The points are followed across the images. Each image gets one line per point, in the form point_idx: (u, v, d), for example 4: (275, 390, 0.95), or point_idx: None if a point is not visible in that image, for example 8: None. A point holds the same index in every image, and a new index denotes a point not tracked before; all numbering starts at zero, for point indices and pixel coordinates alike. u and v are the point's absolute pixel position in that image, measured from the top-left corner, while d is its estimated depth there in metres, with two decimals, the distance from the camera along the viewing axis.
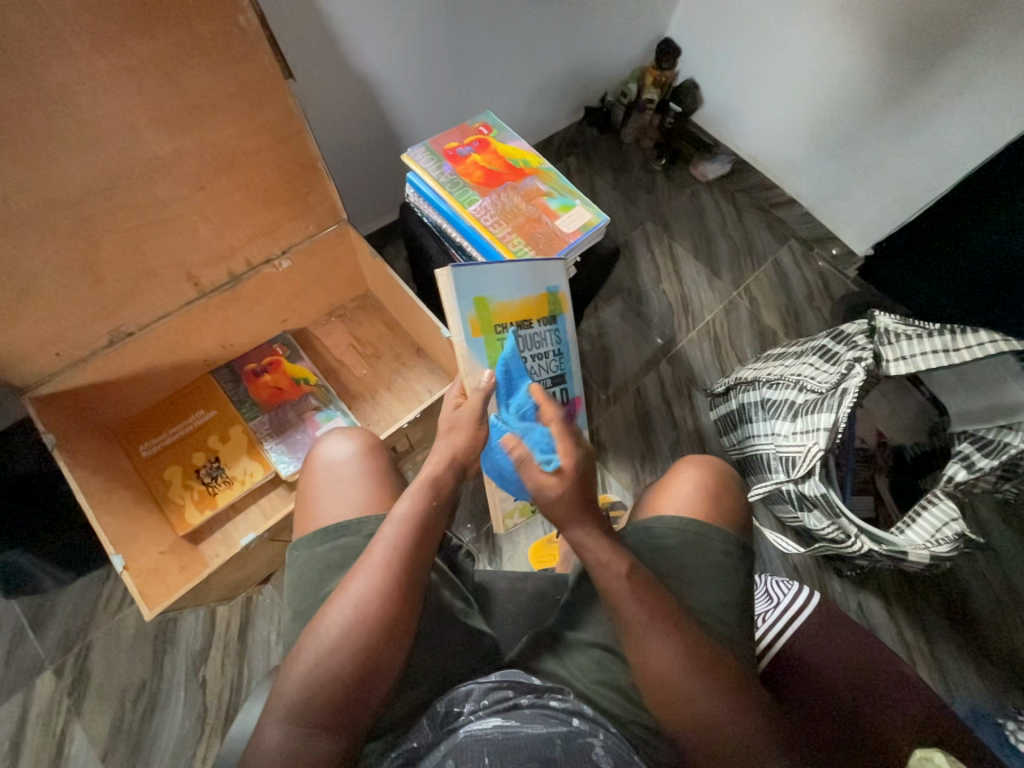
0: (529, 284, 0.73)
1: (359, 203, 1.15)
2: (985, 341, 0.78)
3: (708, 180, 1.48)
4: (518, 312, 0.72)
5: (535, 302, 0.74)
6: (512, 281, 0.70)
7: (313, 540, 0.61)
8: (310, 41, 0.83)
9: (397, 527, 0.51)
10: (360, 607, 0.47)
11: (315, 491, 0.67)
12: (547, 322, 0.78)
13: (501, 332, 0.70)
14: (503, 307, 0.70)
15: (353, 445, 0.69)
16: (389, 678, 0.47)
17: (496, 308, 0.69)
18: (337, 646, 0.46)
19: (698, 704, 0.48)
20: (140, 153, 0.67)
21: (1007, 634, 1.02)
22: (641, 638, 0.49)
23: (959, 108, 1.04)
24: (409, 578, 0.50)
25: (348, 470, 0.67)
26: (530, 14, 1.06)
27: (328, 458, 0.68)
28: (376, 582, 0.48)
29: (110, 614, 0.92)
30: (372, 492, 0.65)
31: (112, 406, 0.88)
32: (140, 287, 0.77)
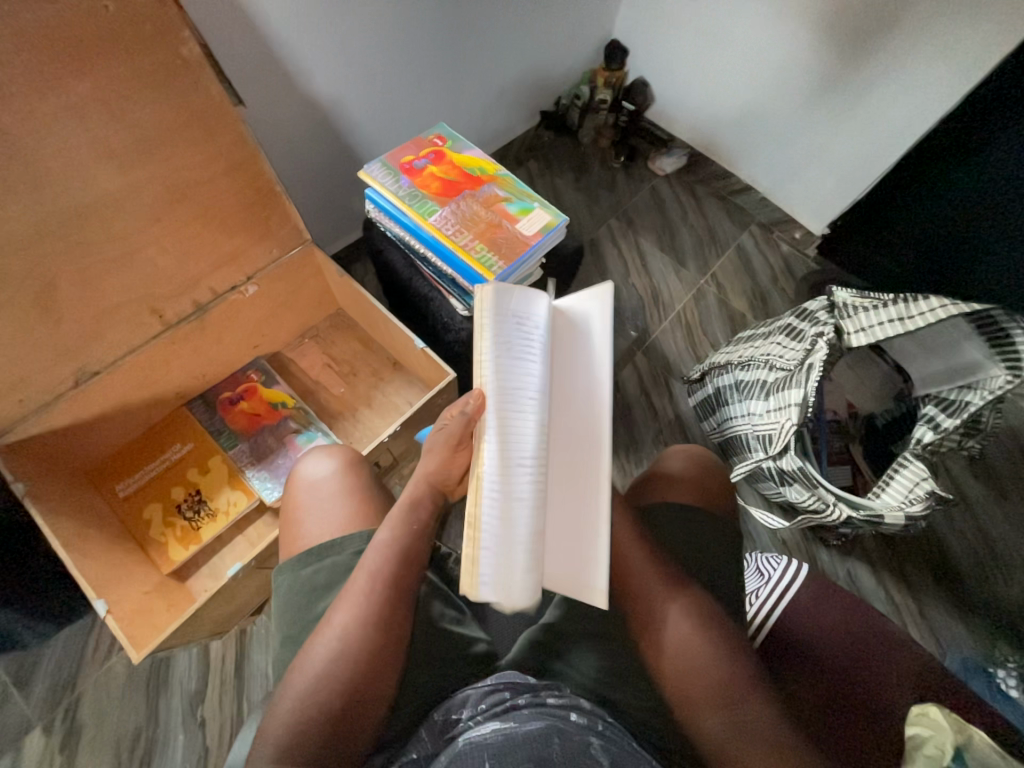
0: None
1: (323, 222, 1.15)
2: (937, 307, 0.80)
3: (666, 174, 1.52)
4: None
5: None
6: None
7: (298, 563, 0.61)
8: (258, 66, 0.83)
9: (380, 553, 0.52)
10: (346, 634, 0.48)
11: (298, 513, 0.67)
12: None
13: None
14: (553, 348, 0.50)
15: (332, 463, 0.70)
16: (380, 702, 0.47)
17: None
18: (326, 674, 0.46)
19: (682, 631, 0.53)
20: (90, 190, 0.66)
21: (988, 585, 1.06)
22: (627, 571, 0.57)
23: (892, 89, 1.09)
24: (395, 601, 0.50)
25: (329, 488, 0.67)
26: (476, 25, 1.08)
27: (308, 478, 0.69)
28: (360, 608, 0.49)
29: (99, 662, 0.89)
30: (355, 507, 0.65)
31: (83, 448, 0.86)
32: (102, 325, 0.76)
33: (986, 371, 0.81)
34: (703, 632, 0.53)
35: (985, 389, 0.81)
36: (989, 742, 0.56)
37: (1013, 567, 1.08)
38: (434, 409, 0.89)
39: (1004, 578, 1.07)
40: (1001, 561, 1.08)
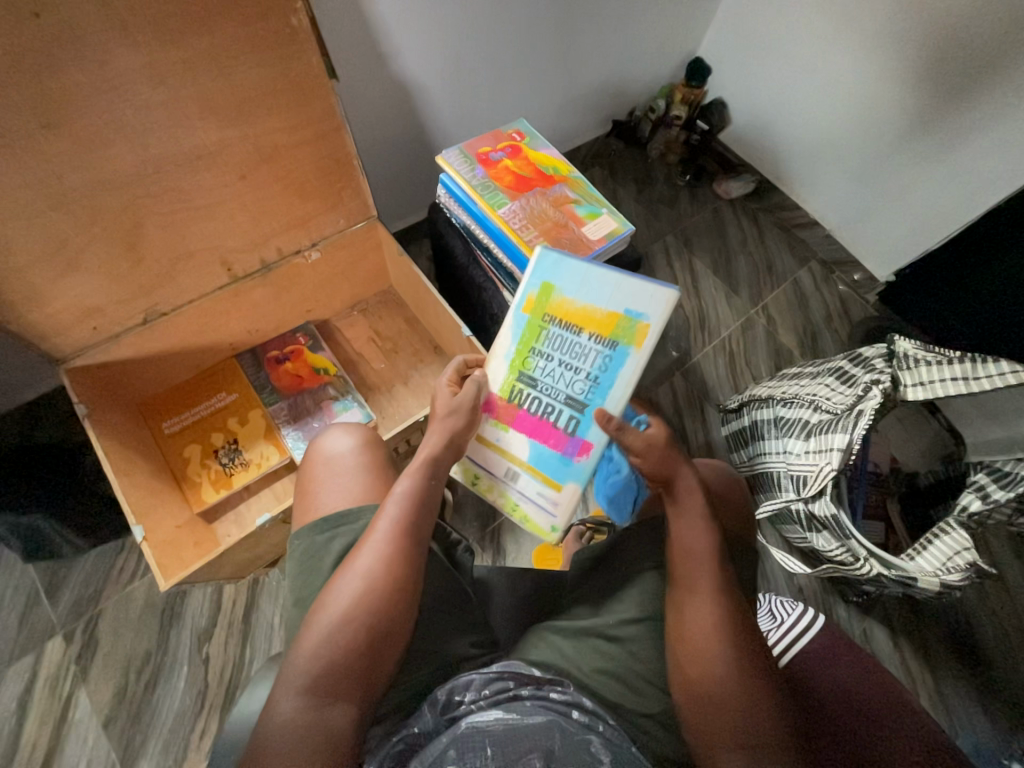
0: (606, 298, 0.64)
1: (389, 201, 1.18)
2: (1006, 372, 0.77)
3: (731, 198, 1.50)
4: (580, 315, 0.65)
5: (606, 318, 0.65)
6: (594, 287, 0.65)
7: (314, 528, 0.62)
8: (355, 42, 0.86)
9: (399, 502, 0.56)
10: (368, 574, 0.51)
11: (314, 483, 0.68)
12: (608, 345, 0.65)
13: (547, 320, 0.66)
14: (567, 302, 0.65)
15: (352, 438, 0.72)
16: (396, 649, 0.50)
17: (559, 301, 0.65)
18: (350, 613, 0.49)
19: (732, 675, 0.49)
20: (188, 141, 0.70)
21: (1015, 673, 1.00)
22: (693, 594, 0.53)
23: (987, 141, 1.04)
24: (414, 547, 0.54)
25: (346, 463, 0.69)
26: (565, 27, 1.09)
27: (326, 451, 0.71)
28: (382, 552, 0.52)
29: (122, 584, 0.94)
30: (373, 484, 0.67)
31: (139, 382, 0.91)
32: (176, 269, 0.80)
33: None
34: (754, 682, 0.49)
35: None
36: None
37: None
38: None
39: None
40: None
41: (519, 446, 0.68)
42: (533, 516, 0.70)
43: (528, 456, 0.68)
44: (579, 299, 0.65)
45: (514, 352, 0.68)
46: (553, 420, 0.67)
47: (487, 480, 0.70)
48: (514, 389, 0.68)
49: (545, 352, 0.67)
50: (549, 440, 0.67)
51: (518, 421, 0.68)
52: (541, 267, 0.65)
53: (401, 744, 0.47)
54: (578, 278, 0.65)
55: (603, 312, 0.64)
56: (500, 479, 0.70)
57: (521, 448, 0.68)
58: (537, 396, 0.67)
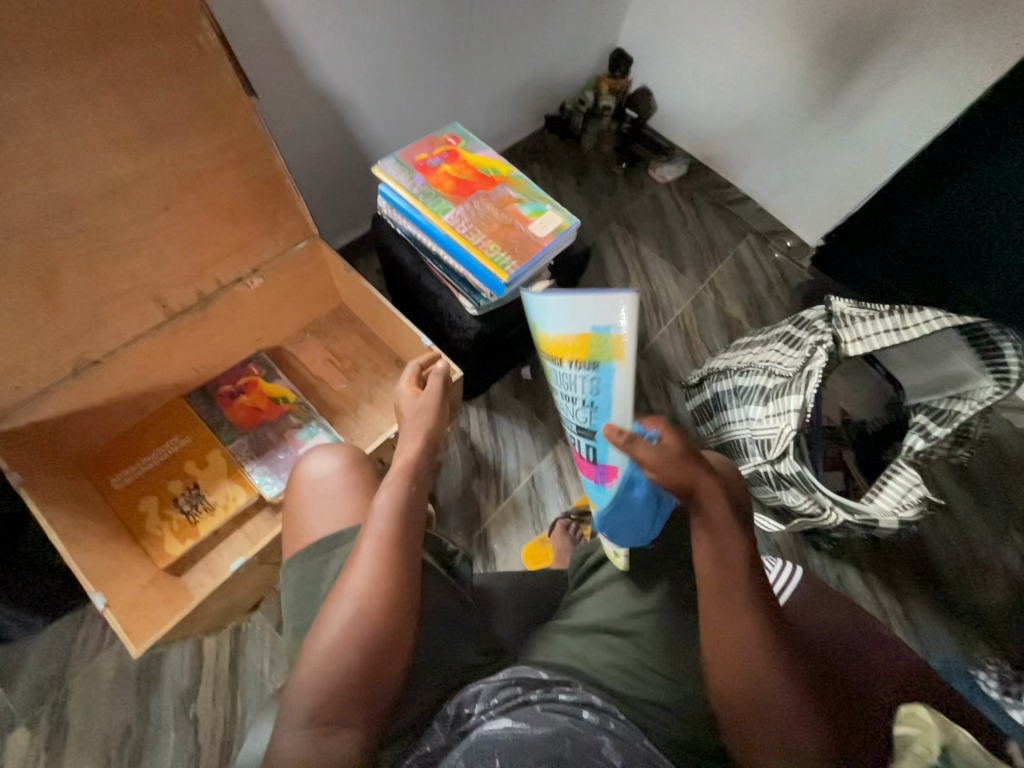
0: (564, 313, 0.44)
1: (329, 217, 1.14)
2: (931, 319, 0.83)
3: (667, 181, 1.55)
4: (551, 344, 0.46)
5: (573, 338, 0.44)
6: (558, 303, 0.44)
7: (306, 554, 0.61)
8: (270, 56, 0.82)
9: (382, 516, 0.54)
10: (358, 595, 0.50)
11: (303, 507, 0.66)
12: (589, 368, 0.45)
13: None
14: (539, 333, 0.47)
15: (337, 458, 0.70)
16: (398, 664, 0.50)
17: (543, 337, 0.47)
18: (346, 635, 0.49)
19: (764, 688, 0.49)
20: (99, 174, 0.65)
21: (970, 590, 1.10)
22: (731, 620, 0.50)
23: (888, 106, 1.13)
24: (405, 559, 0.53)
25: (334, 484, 0.67)
26: (486, 26, 1.09)
27: (313, 475, 0.68)
28: (372, 568, 0.51)
29: (87, 658, 0.87)
30: (362, 502, 0.66)
31: (78, 439, 0.84)
32: (105, 311, 0.75)
33: (975, 382, 0.86)
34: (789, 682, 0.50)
35: (974, 400, 0.85)
36: (972, 741, 0.59)
37: (993, 572, 1.11)
38: None
39: (985, 583, 1.10)
40: (982, 566, 1.12)
41: None
42: (605, 539, 0.62)
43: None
44: (553, 319, 0.47)
45: None
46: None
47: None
48: None
49: (523, 386, 0.57)
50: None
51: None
52: (504, 311, 0.61)
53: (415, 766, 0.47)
54: (542, 300, 0.45)
55: (567, 329, 0.44)
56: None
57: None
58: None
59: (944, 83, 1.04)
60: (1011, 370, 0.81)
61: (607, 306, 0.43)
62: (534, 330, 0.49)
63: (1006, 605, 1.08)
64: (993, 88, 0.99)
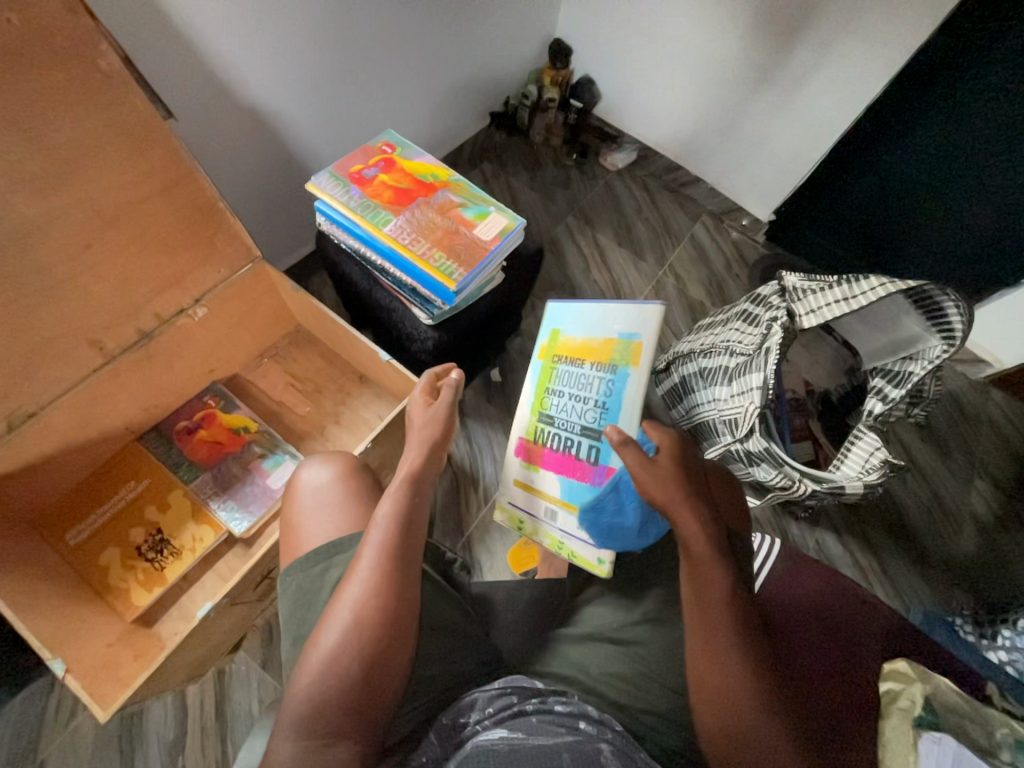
0: (598, 327, 0.70)
1: (274, 236, 1.11)
2: (876, 286, 0.85)
3: (619, 169, 1.55)
4: (580, 348, 0.71)
5: (602, 344, 0.69)
6: (591, 321, 0.72)
7: (305, 562, 0.60)
8: (187, 75, 0.78)
9: (382, 524, 0.54)
10: (356, 604, 0.49)
11: (297, 519, 0.65)
12: (608, 368, 0.68)
13: (557, 361, 0.73)
14: (570, 339, 0.73)
15: (335, 470, 0.68)
16: (394, 679, 0.48)
17: (567, 341, 0.73)
18: (342, 648, 0.47)
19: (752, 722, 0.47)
20: (7, 218, 0.61)
21: (942, 541, 1.14)
22: (721, 683, 0.48)
23: (822, 78, 1.14)
24: (402, 569, 0.52)
25: (331, 495, 0.66)
26: (416, 28, 1.06)
27: (310, 486, 0.67)
28: (369, 578, 0.51)
29: (63, 724, 0.83)
30: (360, 514, 0.64)
31: (21, 497, 0.79)
32: (35, 362, 0.70)
33: (925, 342, 0.89)
34: (788, 748, 0.47)
35: (926, 359, 0.87)
36: (952, 687, 0.63)
37: (961, 521, 1.16)
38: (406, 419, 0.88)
39: (956, 533, 1.15)
40: (950, 516, 1.17)
41: (551, 484, 0.68)
42: (579, 552, 0.65)
43: (559, 491, 0.68)
44: (579, 334, 0.72)
45: (533, 397, 0.73)
46: (575, 453, 0.67)
47: (531, 524, 0.70)
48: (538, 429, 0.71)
49: (557, 390, 0.71)
50: (575, 472, 0.66)
51: (545, 458, 0.70)
52: (550, 317, 0.76)
53: None
54: (578, 313, 0.73)
55: (601, 339, 0.69)
56: (542, 519, 0.69)
57: (551, 485, 0.68)
58: (557, 432, 0.69)
59: (878, 45, 1.03)
60: (955, 329, 0.83)
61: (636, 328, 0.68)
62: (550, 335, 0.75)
63: (976, 550, 1.13)
64: (926, 44, 0.98)
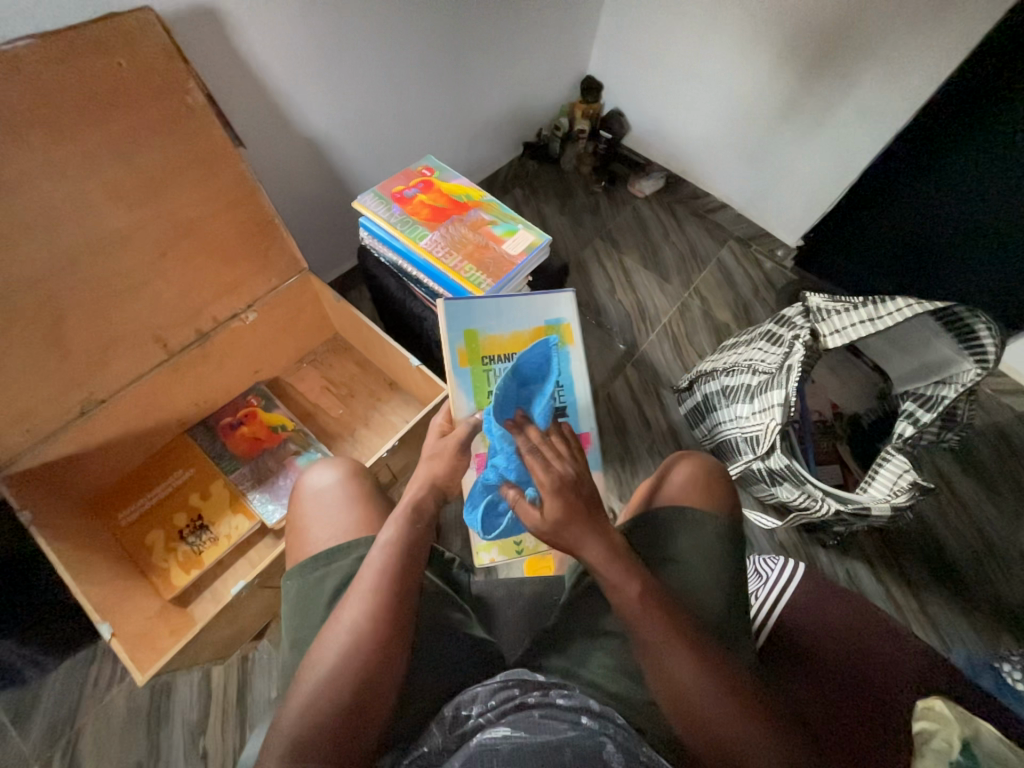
0: (525, 320, 0.79)
1: (321, 252, 1.21)
2: (903, 307, 0.85)
3: (646, 195, 1.60)
4: (509, 344, 0.78)
5: (531, 334, 0.80)
6: (509, 316, 0.78)
7: (305, 567, 0.63)
8: (257, 109, 0.89)
9: (384, 547, 0.54)
10: (354, 626, 0.49)
11: (302, 522, 0.69)
12: None
13: (488, 362, 0.77)
14: (493, 338, 0.77)
15: (337, 473, 0.73)
16: (385, 704, 0.48)
17: (494, 341, 0.77)
18: (339, 668, 0.47)
19: (716, 724, 0.46)
20: (100, 227, 0.70)
21: (987, 582, 1.07)
22: (704, 716, 0.46)
23: (848, 108, 1.16)
24: (402, 594, 0.52)
25: (335, 495, 0.70)
26: (459, 68, 1.16)
27: (313, 487, 0.72)
28: (367, 600, 0.51)
29: (98, 697, 0.88)
30: (359, 514, 0.68)
31: (84, 478, 0.87)
32: (109, 354, 0.79)
33: (957, 366, 0.87)
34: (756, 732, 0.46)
35: (958, 383, 0.86)
36: (998, 734, 0.58)
37: (1008, 560, 1.09)
38: (431, 423, 0.92)
39: (1003, 573, 1.08)
40: (997, 555, 1.10)
41: None
42: None
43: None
44: (506, 331, 0.78)
45: (475, 400, 0.76)
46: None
47: (531, 541, 0.90)
48: None
49: None
50: None
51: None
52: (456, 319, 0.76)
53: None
54: (499, 312, 0.78)
55: (531, 332, 0.79)
56: (540, 529, 0.89)
57: None
58: None
59: (906, 77, 1.06)
60: (988, 351, 0.82)
61: (561, 312, 0.81)
62: (467, 336, 0.77)
63: None
64: (956, 74, 0.99)
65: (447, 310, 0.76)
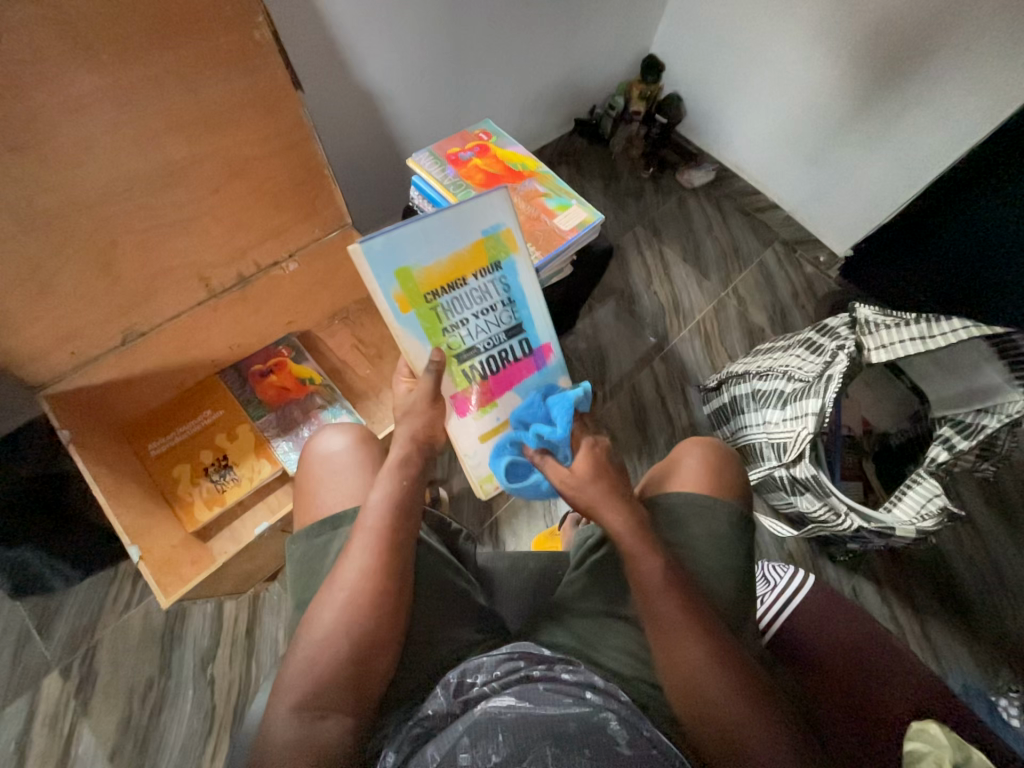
0: (460, 235, 0.64)
1: (363, 209, 1.20)
2: (958, 328, 0.81)
3: (695, 186, 1.55)
4: (449, 270, 0.64)
5: (468, 253, 0.65)
6: (442, 236, 0.63)
7: (311, 531, 0.61)
8: (317, 53, 0.87)
9: (375, 510, 0.52)
10: (350, 586, 0.48)
11: (311, 484, 0.67)
12: (491, 269, 0.67)
13: (433, 298, 0.64)
14: (430, 271, 0.63)
15: (347, 436, 0.71)
16: (385, 655, 0.48)
17: (428, 274, 0.63)
18: (339, 626, 0.47)
19: (735, 725, 0.47)
20: (157, 157, 0.70)
21: (996, 617, 1.06)
22: (714, 701, 0.48)
23: (925, 114, 1.10)
24: (396, 555, 0.51)
25: (343, 461, 0.68)
26: (520, 32, 1.12)
27: (321, 451, 0.69)
28: (362, 561, 0.50)
29: (117, 613, 0.92)
30: (369, 480, 0.66)
31: (121, 405, 0.90)
32: (154, 286, 0.80)
33: (1006, 395, 0.83)
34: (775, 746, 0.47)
35: (1003, 412, 0.82)
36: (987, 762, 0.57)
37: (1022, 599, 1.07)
38: None
39: (1014, 610, 1.06)
40: (1011, 592, 1.08)
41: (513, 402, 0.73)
42: None
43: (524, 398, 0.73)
44: (438, 258, 0.64)
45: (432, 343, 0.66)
46: (513, 357, 0.71)
47: None
48: (465, 372, 0.68)
49: (457, 322, 0.66)
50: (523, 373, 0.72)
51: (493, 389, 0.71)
52: (382, 261, 0.61)
53: (419, 730, 0.46)
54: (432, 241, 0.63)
55: (467, 248, 0.65)
56: None
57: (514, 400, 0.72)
58: (489, 354, 0.69)
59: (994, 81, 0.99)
60: None
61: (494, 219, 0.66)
62: (399, 276, 0.62)
63: None
64: None
65: (367, 254, 0.60)
